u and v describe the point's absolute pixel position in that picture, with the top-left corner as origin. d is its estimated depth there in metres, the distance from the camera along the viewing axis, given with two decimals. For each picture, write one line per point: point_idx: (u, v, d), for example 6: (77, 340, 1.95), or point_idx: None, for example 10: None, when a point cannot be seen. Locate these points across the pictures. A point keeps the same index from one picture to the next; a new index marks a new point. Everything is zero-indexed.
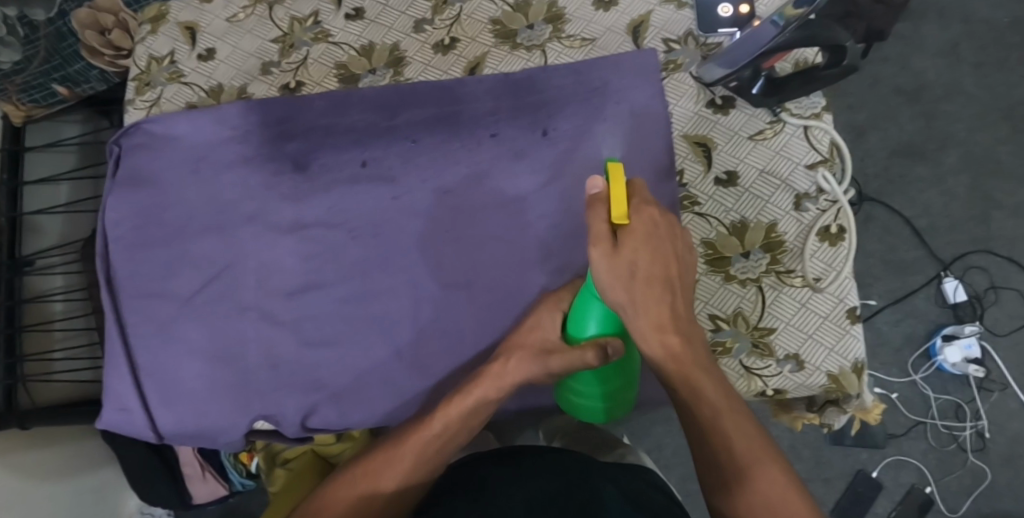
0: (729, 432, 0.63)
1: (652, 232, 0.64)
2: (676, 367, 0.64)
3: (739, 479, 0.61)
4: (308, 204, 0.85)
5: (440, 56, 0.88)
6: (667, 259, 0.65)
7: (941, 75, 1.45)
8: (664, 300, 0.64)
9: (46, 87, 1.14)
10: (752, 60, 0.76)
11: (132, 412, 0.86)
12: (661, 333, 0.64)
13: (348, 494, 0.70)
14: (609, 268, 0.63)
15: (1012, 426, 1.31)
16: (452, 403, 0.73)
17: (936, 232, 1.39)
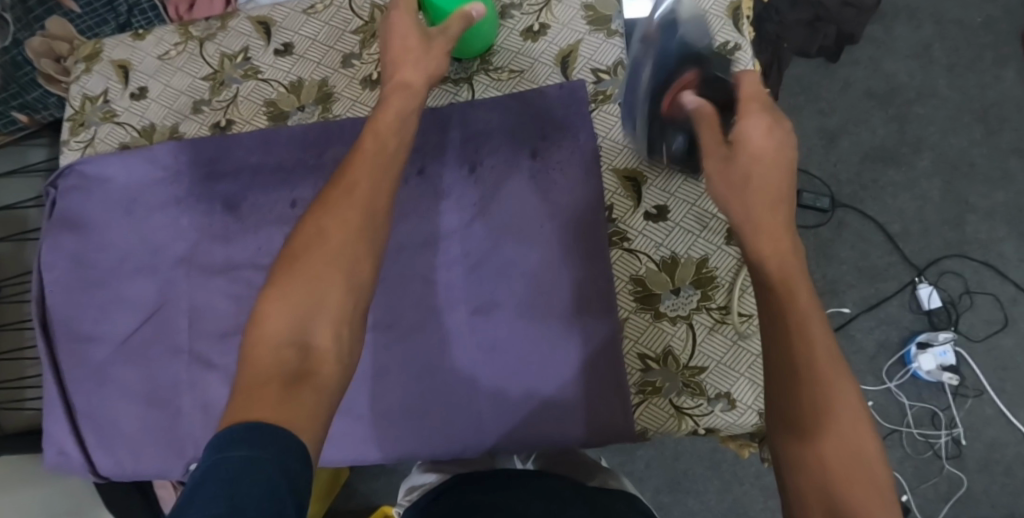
0: (821, 371, 0.53)
1: (767, 132, 0.62)
2: (778, 267, 0.57)
3: (814, 433, 0.52)
4: (235, 245, 0.85)
5: (368, 91, 0.86)
6: (786, 170, 0.62)
7: (914, 77, 1.42)
8: (777, 191, 0.61)
9: (5, 114, 1.12)
10: (656, 135, 0.77)
11: (72, 455, 0.87)
12: (769, 225, 0.59)
13: (314, 238, 0.63)
14: (716, 160, 0.63)
15: (989, 432, 1.27)
16: (385, 115, 0.71)
17: (910, 238, 1.35)
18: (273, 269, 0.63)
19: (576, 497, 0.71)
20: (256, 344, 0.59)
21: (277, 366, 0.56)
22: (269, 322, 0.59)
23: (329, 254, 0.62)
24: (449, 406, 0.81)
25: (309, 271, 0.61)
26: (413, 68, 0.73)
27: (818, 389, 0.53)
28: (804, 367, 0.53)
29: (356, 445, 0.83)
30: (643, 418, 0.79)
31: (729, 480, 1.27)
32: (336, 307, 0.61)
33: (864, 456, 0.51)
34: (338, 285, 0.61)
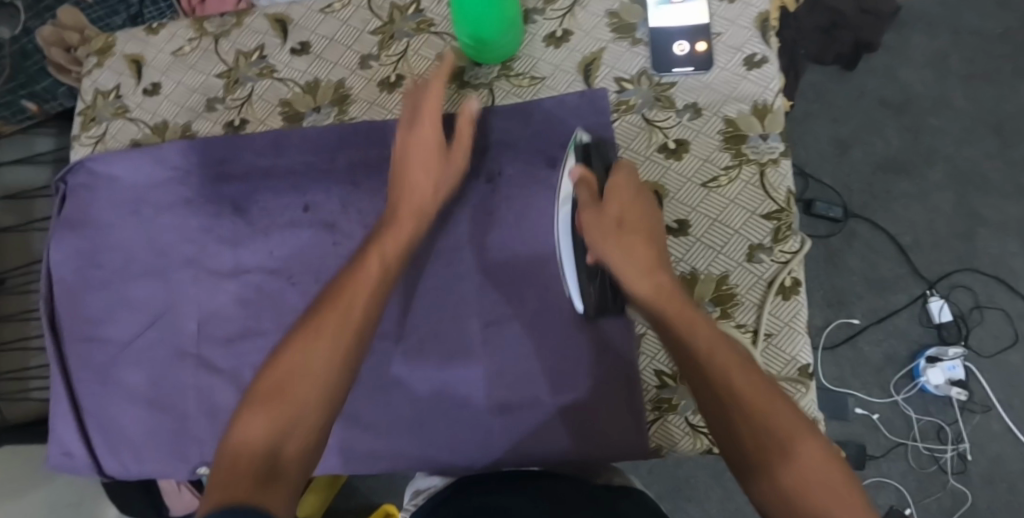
0: (755, 413, 0.59)
1: (628, 198, 0.73)
2: (677, 322, 0.65)
3: (779, 470, 0.56)
4: (245, 249, 0.83)
5: (386, 94, 0.85)
6: (649, 209, 0.73)
7: (929, 87, 1.40)
8: (648, 245, 0.71)
9: (15, 103, 1.12)
10: (579, 277, 0.76)
11: (76, 456, 0.86)
12: (653, 279, 0.68)
13: (303, 367, 0.65)
14: (597, 224, 0.71)
15: (994, 447, 1.25)
16: (392, 239, 0.74)
17: (921, 249, 1.34)
18: (251, 388, 0.66)
19: (591, 504, 0.67)
20: (228, 455, 0.60)
21: (249, 467, 0.58)
22: (249, 429, 0.61)
23: (309, 372, 0.65)
24: (459, 418, 0.79)
25: (298, 383, 0.64)
26: (428, 174, 0.77)
27: (764, 426, 0.58)
28: (742, 410, 0.59)
29: (362, 455, 0.82)
30: (657, 434, 0.78)
31: (731, 489, 1.27)
32: (304, 422, 0.63)
33: (832, 476, 0.55)
34: (314, 402, 0.64)
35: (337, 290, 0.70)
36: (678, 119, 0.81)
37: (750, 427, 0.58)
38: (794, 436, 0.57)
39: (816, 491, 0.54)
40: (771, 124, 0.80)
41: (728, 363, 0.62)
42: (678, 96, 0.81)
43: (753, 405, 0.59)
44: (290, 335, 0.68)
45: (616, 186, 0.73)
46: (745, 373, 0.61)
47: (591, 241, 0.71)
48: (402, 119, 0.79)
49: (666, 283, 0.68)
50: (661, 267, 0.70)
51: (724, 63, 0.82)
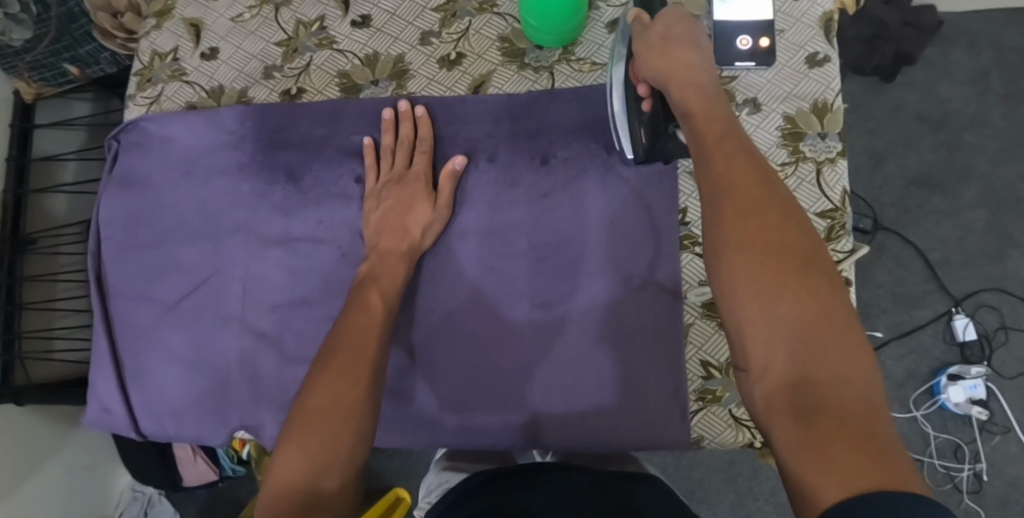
0: (760, 230, 0.56)
1: (676, 23, 0.74)
2: (700, 123, 0.65)
3: (769, 292, 0.54)
4: (296, 217, 0.84)
5: (445, 71, 0.85)
6: (694, 38, 0.72)
7: (969, 104, 1.33)
8: (688, 58, 0.71)
9: (57, 66, 1.09)
10: (630, 120, 0.76)
11: (115, 414, 0.86)
12: (682, 82, 0.69)
13: (329, 404, 0.63)
14: (642, 42, 0.74)
15: (1012, 470, 1.21)
16: (387, 276, 0.76)
17: (949, 267, 1.28)
18: (287, 419, 0.64)
19: (604, 494, 0.68)
20: (269, 496, 0.59)
21: (291, 504, 0.57)
22: (284, 469, 0.60)
23: (338, 407, 0.63)
24: (503, 397, 0.79)
25: (327, 419, 0.62)
26: (416, 223, 0.79)
27: (772, 244, 0.55)
28: (750, 221, 0.57)
29: (400, 427, 0.81)
30: (699, 425, 0.78)
31: (743, 495, 1.22)
32: (343, 454, 0.61)
33: (831, 313, 0.52)
34: (347, 435, 0.62)
35: (344, 332, 0.70)
36: (737, 113, 0.81)
37: (750, 240, 0.56)
38: (805, 262, 0.54)
39: (804, 324, 0.52)
40: (830, 123, 0.80)
41: (747, 173, 0.59)
42: (738, 90, 0.82)
43: (765, 220, 0.56)
44: (312, 370, 0.67)
45: (664, 16, 0.75)
46: (765, 189, 0.58)
47: (636, 62, 0.74)
48: (385, 178, 0.82)
49: (700, 92, 0.68)
50: (700, 80, 0.69)
51: (786, 60, 0.82)
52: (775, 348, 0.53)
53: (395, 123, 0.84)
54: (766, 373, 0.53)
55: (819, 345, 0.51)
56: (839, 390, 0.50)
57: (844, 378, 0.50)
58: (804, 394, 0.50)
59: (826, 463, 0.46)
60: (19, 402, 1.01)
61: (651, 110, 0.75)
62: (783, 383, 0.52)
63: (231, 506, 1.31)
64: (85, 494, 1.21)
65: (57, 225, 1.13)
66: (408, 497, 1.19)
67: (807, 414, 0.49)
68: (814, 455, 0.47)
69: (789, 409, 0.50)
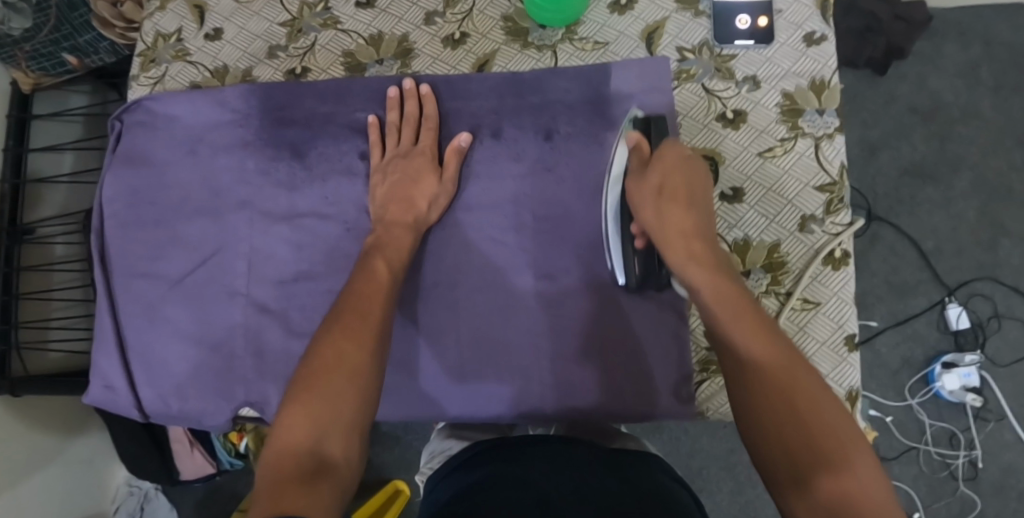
0: (763, 356, 0.60)
1: (678, 170, 0.73)
2: (707, 290, 0.66)
3: (802, 461, 0.54)
4: (302, 193, 0.84)
5: (450, 50, 0.87)
6: (695, 186, 0.73)
7: (959, 96, 1.29)
8: (688, 215, 0.71)
9: (56, 56, 1.06)
10: (623, 250, 0.77)
11: (119, 391, 0.86)
12: (683, 248, 0.70)
13: (334, 363, 0.65)
14: (638, 191, 0.74)
15: (1007, 457, 1.20)
16: (393, 247, 0.77)
17: (942, 256, 1.25)
18: (293, 379, 0.65)
19: (609, 469, 0.67)
20: (273, 456, 0.59)
21: (297, 469, 0.57)
22: (288, 428, 0.60)
23: (344, 367, 0.65)
24: (509, 370, 0.80)
25: (331, 379, 0.64)
26: (421, 195, 0.80)
27: (791, 409, 0.57)
28: (777, 395, 0.58)
29: (406, 401, 0.82)
30: (703, 395, 0.80)
31: (742, 483, 1.20)
32: (345, 419, 0.62)
33: (873, 491, 0.52)
34: (351, 401, 0.63)
35: (352, 298, 0.71)
36: (737, 90, 0.83)
37: (781, 414, 0.57)
38: (836, 436, 0.55)
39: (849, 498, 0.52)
40: (828, 100, 0.81)
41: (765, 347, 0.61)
42: (738, 68, 0.83)
43: (781, 386, 0.58)
44: (319, 331, 0.69)
45: (665, 160, 0.73)
46: (786, 363, 0.59)
47: (634, 204, 0.74)
48: (391, 153, 0.83)
49: (705, 259, 0.69)
50: (700, 239, 0.70)
51: (784, 38, 0.83)
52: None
53: (400, 100, 0.85)
54: None
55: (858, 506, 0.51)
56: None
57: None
58: None
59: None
60: (14, 392, 1.00)
61: (644, 246, 0.76)
62: None
63: (230, 499, 1.30)
64: (83, 487, 1.20)
65: (48, 217, 1.11)
66: (408, 489, 1.22)
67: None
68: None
69: None
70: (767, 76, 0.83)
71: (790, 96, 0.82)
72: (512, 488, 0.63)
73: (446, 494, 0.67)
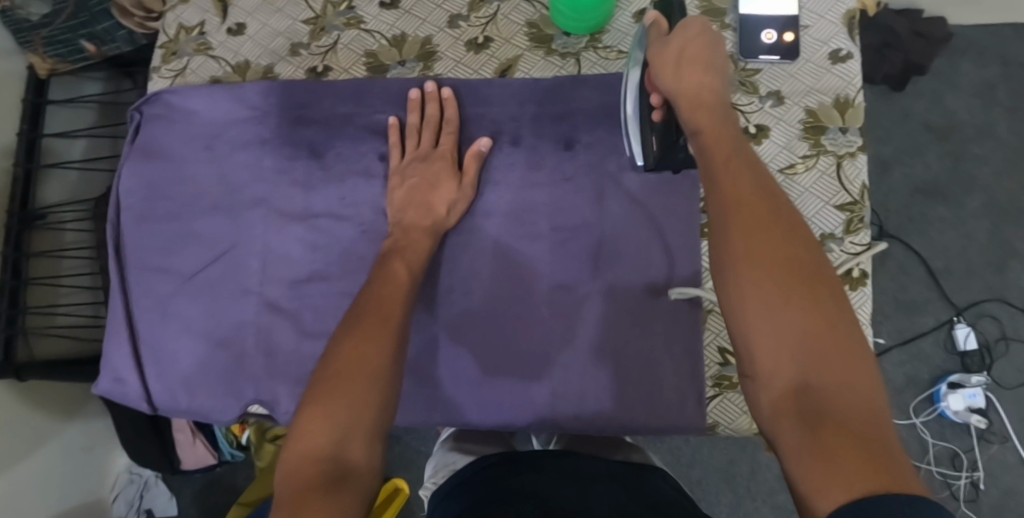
0: (751, 214, 0.57)
1: (695, 37, 0.71)
2: (710, 139, 0.65)
3: (777, 306, 0.53)
4: (319, 193, 0.84)
5: (472, 54, 0.87)
6: (712, 50, 0.71)
7: (975, 115, 1.28)
8: (704, 79, 0.70)
9: (73, 43, 1.06)
10: (641, 128, 0.76)
11: (128, 385, 0.86)
12: (692, 98, 0.69)
13: (355, 366, 0.64)
14: (658, 56, 0.72)
15: (1008, 479, 1.19)
16: (410, 250, 0.77)
17: (951, 276, 1.24)
18: (312, 383, 0.65)
19: (619, 483, 0.67)
20: (295, 464, 0.59)
21: (319, 476, 0.57)
22: (310, 435, 0.60)
23: (365, 370, 0.64)
24: (522, 378, 0.80)
25: (351, 384, 0.63)
26: (440, 201, 0.80)
27: (779, 258, 0.55)
28: (754, 232, 0.56)
29: (416, 404, 0.81)
30: (714, 411, 0.79)
31: (742, 495, 1.19)
32: (367, 425, 0.62)
33: (835, 328, 0.52)
34: (372, 402, 0.63)
35: (372, 302, 0.71)
36: (761, 105, 0.82)
37: (756, 249, 0.56)
38: (809, 277, 0.54)
39: (809, 336, 0.52)
40: (851, 119, 0.81)
41: (753, 188, 0.59)
42: (762, 83, 0.83)
43: (774, 236, 0.56)
44: (337, 335, 0.68)
45: (687, 31, 0.72)
46: (773, 212, 0.57)
47: (652, 70, 0.73)
48: (410, 156, 0.83)
49: (714, 111, 0.68)
50: (713, 95, 0.69)
51: (810, 55, 0.83)
52: (781, 372, 0.52)
53: (421, 103, 0.84)
54: (771, 381, 0.52)
55: (823, 356, 0.51)
56: (843, 399, 0.50)
57: (849, 389, 0.50)
58: (809, 404, 0.50)
59: (830, 464, 0.46)
60: (19, 377, 1.00)
61: (661, 119, 0.75)
62: (789, 395, 0.51)
63: (229, 492, 1.29)
64: (83, 473, 1.19)
65: (64, 201, 1.11)
66: (405, 488, 1.18)
67: (813, 416, 0.49)
68: (817, 455, 0.47)
69: (799, 426, 0.50)
70: (793, 90, 0.82)
71: (814, 114, 0.81)
72: (521, 495, 0.63)
73: (457, 505, 0.66)
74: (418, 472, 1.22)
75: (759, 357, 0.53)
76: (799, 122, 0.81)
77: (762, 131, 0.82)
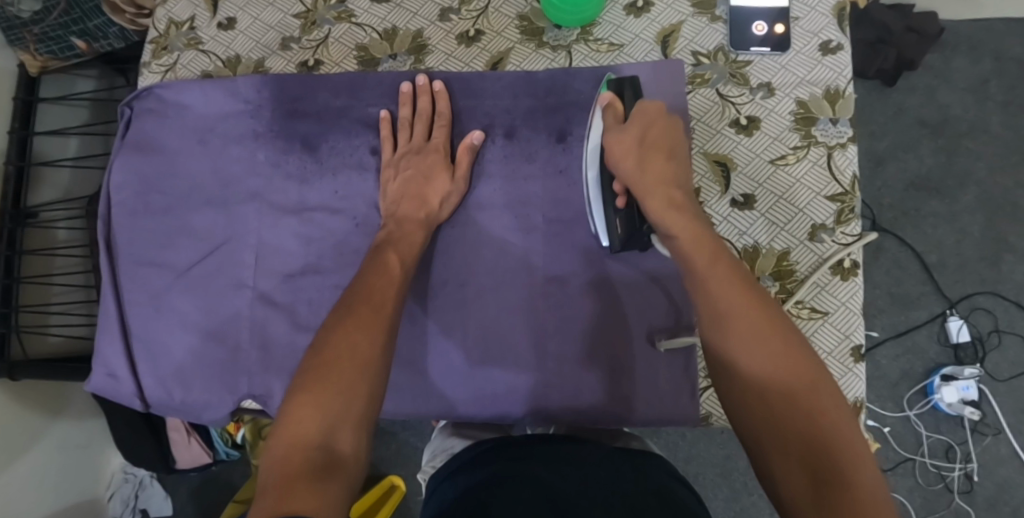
0: (740, 324, 0.63)
1: (656, 127, 0.75)
2: (688, 241, 0.69)
3: (782, 412, 0.58)
4: (312, 186, 0.84)
5: (464, 47, 0.87)
6: (675, 143, 0.75)
7: (967, 110, 1.29)
8: (668, 168, 0.74)
9: (64, 40, 1.05)
10: (605, 210, 0.77)
11: (122, 380, 0.86)
12: (665, 196, 0.72)
13: (345, 355, 0.65)
14: (618, 142, 0.75)
15: (1002, 472, 1.19)
16: (404, 242, 0.77)
17: (945, 270, 1.25)
18: (302, 369, 0.65)
19: (614, 469, 0.66)
20: (283, 449, 0.59)
21: (306, 464, 0.57)
22: (297, 423, 0.60)
23: (355, 359, 0.65)
24: (516, 369, 0.80)
25: (340, 373, 0.63)
26: (434, 193, 0.80)
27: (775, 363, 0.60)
28: (748, 341, 0.62)
29: (410, 398, 0.81)
30: (708, 402, 0.81)
31: (737, 489, 1.20)
32: (355, 414, 0.62)
33: (836, 425, 0.57)
34: (360, 392, 0.63)
35: (363, 290, 0.71)
36: (752, 97, 0.82)
37: (755, 361, 0.61)
38: (803, 377, 0.59)
39: (815, 437, 0.56)
40: (842, 110, 0.81)
41: (739, 293, 0.64)
42: (753, 74, 0.83)
43: (767, 342, 0.61)
44: (328, 322, 0.68)
45: (645, 115, 0.75)
46: (759, 317, 0.63)
47: (611, 157, 0.75)
48: (403, 149, 0.83)
49: (683, 206, 0.71)
50: (681, 190, 0.73)
51: (800, 46, 0.83)
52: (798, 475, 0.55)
53: (413, 96, 0.84)
54: (789, 483, 0.55)
55: (833, 452, 0.55)
56: (858, 486, 0.53)
57: (862, 482, 0.53)
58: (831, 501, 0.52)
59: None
60: (13, 376, 0.99)
61: (625, 205, 0.76)
62: (808, 494, 0.54)
63: (225, 490, 1.29)
64: (77, 473, 1.19)
65: (56, 200, 1.10)
66: (404, 485, 1.21)
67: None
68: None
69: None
70: (784, 81, 0.82)
71: (805, 106, 0.82)
72: (520, 485, 0.63)
73: (456, 489, 0.66)
74: (415, 468, 1.22)
75: (773, 458, 0.57)
76: (790, 114, 0.82)
77: (753, 123, 0.82)
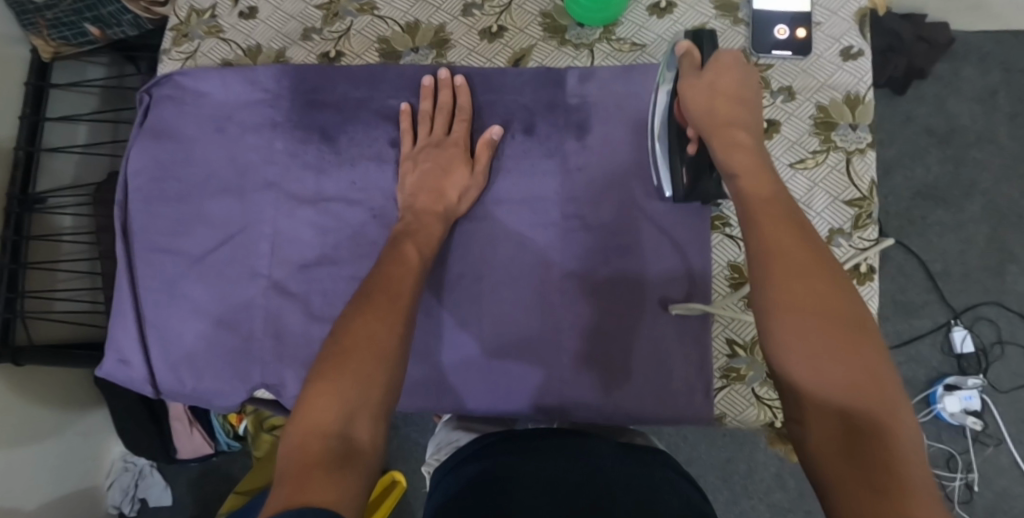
0: (785, 258, 0.58)
1: (728, 73, 0.72)
2: (744, 180, 0.65)
3: (823, 355, 0.54)
4: (331, 178, 0.84)
5: (486, 43, 0.87)
6: (747, 85, 0.72)
7: (976, 120, 1.29)
8: (739, 111, 0.70)
9: (77, 26, 1.03)
10: (672, 162, 0.77)
11: (133, 366, 0.86)
12: (725, 139, 0.68)
13: (364, 342, 0.65)
14: (691, 89, 0.72)
15: (1001, 482, 1.20)
16: (422, 235, 0.77)
17: (950, 280, 1.25)
18: (320, 357, 0.65)
19: (616, 450, 0.69)
20: (300, 435, 0.59)
21: (325, 451, 0.57)
22: (317, 409, 0.60)
23: (373, 347, 0.65)
24: (531, 365, 0.80)
25: (360, 361, 0.63)
26: (452, 187, 0.80)
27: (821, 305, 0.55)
28: (794, 280, 0.57)
29: (423, 391, 0.81)
30: (722, 403, 0.80)
31: (737, 493, 1.20)
32: (374, 404, 0.62)
33: (877, 373, 0.52)
34: (379, 381, 0.63)
35: (382, 280, 0.71)
36: (772, 100, 0.83)
37: (799, 298, 0.56)
38: (852, 326, 0.54)
39: (852, 392, 0.52)
40: (861, 116, 0.81)
41: (795, 236, 0.59)
42: (774, 78, 0.83)
43: (815, 283, 0.56)
44: (346, 313, 0.68)
45: (720, 62, 0.73)
46: (817, 259, 0.58)
47: (684, 105, 0.73)
48: (422, 142, 0.83)
49: (749, 148, 0.67)
50: (746, 131, 0.69)
51: (821, 51, 0.83)
52: (827, 415, 0.52)
53: (434, 90, 0.85)
54: (814, 421, 0.52)
55: (866, 402, 0.51)
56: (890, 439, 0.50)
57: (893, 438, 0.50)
58: (858, 445, 0.50)
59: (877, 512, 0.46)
60: (16, 362, 0.98)
61: (696, 151, 0.75)
62: (832, 436, 0.51)
63: (224, 482, 1.28)
64: (77, 460, 1.18)
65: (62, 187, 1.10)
66: (404, 481, 1.21)
67: (861, 466, 0.48)
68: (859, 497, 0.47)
69: (845, 472, 0.49)
70: (805, 84, 0.83)
71: (826, 110, 0.82)
72: (534, 485, 0.62)
73: (461, 483, 0.65)
74: (418, 463, 1.22)
75: (802, 397, 0.54)
76: (810, 117, 0.82)
77: (772, 125, 0.82)
